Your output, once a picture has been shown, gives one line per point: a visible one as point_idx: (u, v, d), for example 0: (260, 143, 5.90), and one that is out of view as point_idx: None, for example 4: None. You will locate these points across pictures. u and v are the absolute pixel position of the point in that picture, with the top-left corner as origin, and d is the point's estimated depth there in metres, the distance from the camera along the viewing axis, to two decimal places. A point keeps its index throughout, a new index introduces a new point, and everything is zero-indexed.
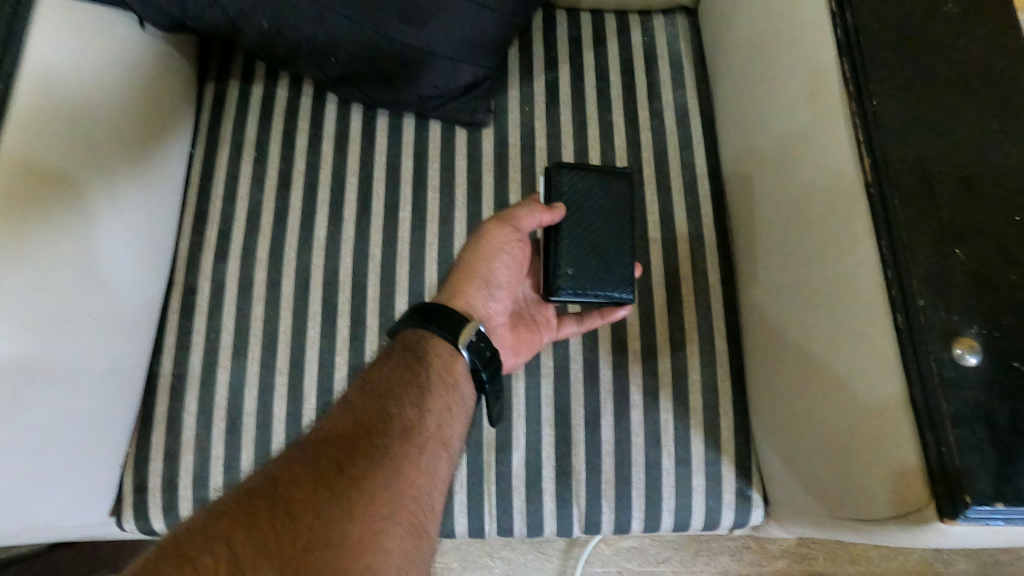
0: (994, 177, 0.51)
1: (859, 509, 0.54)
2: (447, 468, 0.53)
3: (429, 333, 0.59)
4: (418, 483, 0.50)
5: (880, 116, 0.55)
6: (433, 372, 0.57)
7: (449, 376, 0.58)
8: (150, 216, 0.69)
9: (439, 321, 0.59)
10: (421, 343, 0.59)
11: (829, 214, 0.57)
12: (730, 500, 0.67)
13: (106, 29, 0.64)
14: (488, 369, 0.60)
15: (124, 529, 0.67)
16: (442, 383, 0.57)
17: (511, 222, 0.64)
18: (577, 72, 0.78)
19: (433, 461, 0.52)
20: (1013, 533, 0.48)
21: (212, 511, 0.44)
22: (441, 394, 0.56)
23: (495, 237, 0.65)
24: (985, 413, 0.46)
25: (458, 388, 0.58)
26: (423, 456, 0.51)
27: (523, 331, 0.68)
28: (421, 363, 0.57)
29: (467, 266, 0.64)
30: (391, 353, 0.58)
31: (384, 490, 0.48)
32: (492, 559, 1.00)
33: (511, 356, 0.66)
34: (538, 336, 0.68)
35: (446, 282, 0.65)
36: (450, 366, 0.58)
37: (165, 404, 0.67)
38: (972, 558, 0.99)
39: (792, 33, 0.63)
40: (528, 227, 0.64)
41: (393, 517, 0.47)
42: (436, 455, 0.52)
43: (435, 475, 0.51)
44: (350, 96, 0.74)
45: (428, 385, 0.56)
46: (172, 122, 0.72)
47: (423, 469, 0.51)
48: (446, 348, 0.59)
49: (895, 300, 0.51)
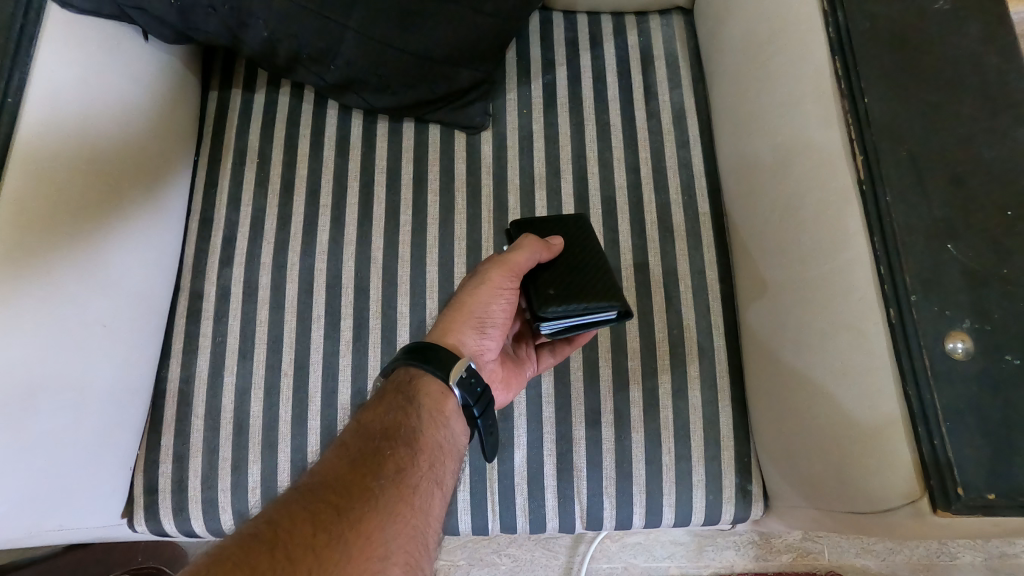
0: (985, 172, 0.52)
1: (856, 503, 0.54)
2: (441, 506, 0.52)
3: (420, 372, 0.59)
4: (415, 522, 0.49)
5: (871, 114, 0.55)
6: (423, 412, 0.57)
7: (440, 414, 0.57)
8: (157, 224, 0.70)
9: (430, 358, 0.59)
10: (411, 385, 0.58)
11: (822, 213, 0.58)
12: (730, 495, 0.67)
13: (110, 45, 0.65)
14: (480, 405, 0.59)
15: (136, 529, 0.69)
16: (432, 421, 0.56)
17: (508, 268, 0.60)
18: (575, 74, 0.79)
19: (427, 499, 0.51)
20: (1008, 524, 0.48)
21: (206, 558, 0.42)
22: (433, 433, 0.56)
23: (494, 284, 0.61)
24: (978, 404, 0.47)
25: (448, 427, 0.58)
26: (418, 495, 0.51)
27: (509, 365, 0.67)
28: (413, 404, 0.57)
29: (460, 304, 0.62)
30: (383, 396, 0.58)
31: (381, 530, 0.47)
32: (499, 556, 1.01)
33: (504, 391, 0.66)
34: (522, 370, 0.68)
35: (440, 318, 0.63)
36: (441, 405, 0.58)
37: (174, 408, 0.68)
38: (979, 551, 0.99)
39: (785, 32, 0.64)
40: (527, 267, 0.61)
41: (390, 557, 0.46)
42: (430, 493, 0.52)
43: (430, 513, 0.51)
44: (350, 101, 0.75)
45: (421, 426, 0.55)
46: (178, 134, 0.74)
47: (418, 508, 0.50)
48: (437, 388, 0.59)
49: (887, 296, 0.51)
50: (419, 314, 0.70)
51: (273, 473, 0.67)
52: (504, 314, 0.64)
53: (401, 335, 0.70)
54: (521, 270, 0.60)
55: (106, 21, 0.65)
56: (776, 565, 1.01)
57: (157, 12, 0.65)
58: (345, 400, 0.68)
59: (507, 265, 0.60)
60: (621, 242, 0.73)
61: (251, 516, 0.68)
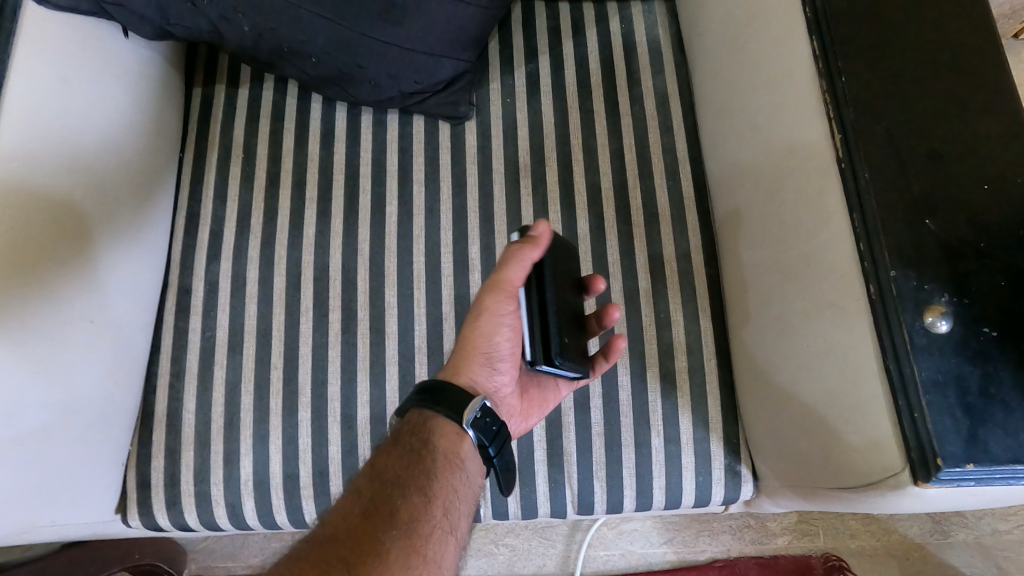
0: (960, 148, 0.52)
1: (840, 478, 0.55)
2: (454, 555, 0.51)
3: (433, 414, 0.56)
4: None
5: (848, 93, 0.56)
6: (439, 455, 0.55)
7: (457, 457, 0.56)
8: (143, 224, 0.71)
9: (445, 401, 0.56)
10: (424, 427, 0.56)
11: (803, 193, 0.59)
12: (720, 475, 0.68)
13: (90, 44, 0.65)
14: (495, 443, 0.58)
15: (130, 524, 0.69)
16: (448, 464, 0.54)
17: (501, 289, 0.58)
18: (558, 63, 0.79)
19: (440, 549, 0.50)
20: (988, 494, 0.49)
21: None
22: (448, 478, 0.54)
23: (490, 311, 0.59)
24: (957, 376, 0.47)
25: (464, 470, 0.56)
26: (431, 545, 0.49)
27: (529, 394, 0.66)
28: (429, 445, 0.55)
29: (466, 344, 0.60)
30: (398, 437, 0.56)
31: None
32: (497, 546, 1.01)
33: (522, 421, 0.65)
34: (546, 398, 0.67)
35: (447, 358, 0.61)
36: (457, 449, 0.56)
37: (165, 402, 0.69)
38: (971, 530, 1.00)
39: (767, 15, 0.64)
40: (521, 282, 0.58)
41: None
42: (443, 542, 0.50)
43: (442, 565, 0.49)
44: (334, 94, 0.75)
45: (436, 469, 0.54)
46: (160, 131, 0.74)
47: (431, 559, 0.49)
48: (452, 429, 0.56)
49: (868, 272, 0.52)
50: (407, 304, 0.71)
51: (265, 465, 0.67)
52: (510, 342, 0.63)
53: (390, 325, 0.70)
54: (512, 287, 0.58)
55: (86, 18, 0.65)
56: (772, 548, 1.01)
57: (138, 9, 0.65)
58: (335, 392, 0.68)
59: (502, 287, 0.58)
60: (607, 228, 0.73)
61: (244, 509, 0.68)
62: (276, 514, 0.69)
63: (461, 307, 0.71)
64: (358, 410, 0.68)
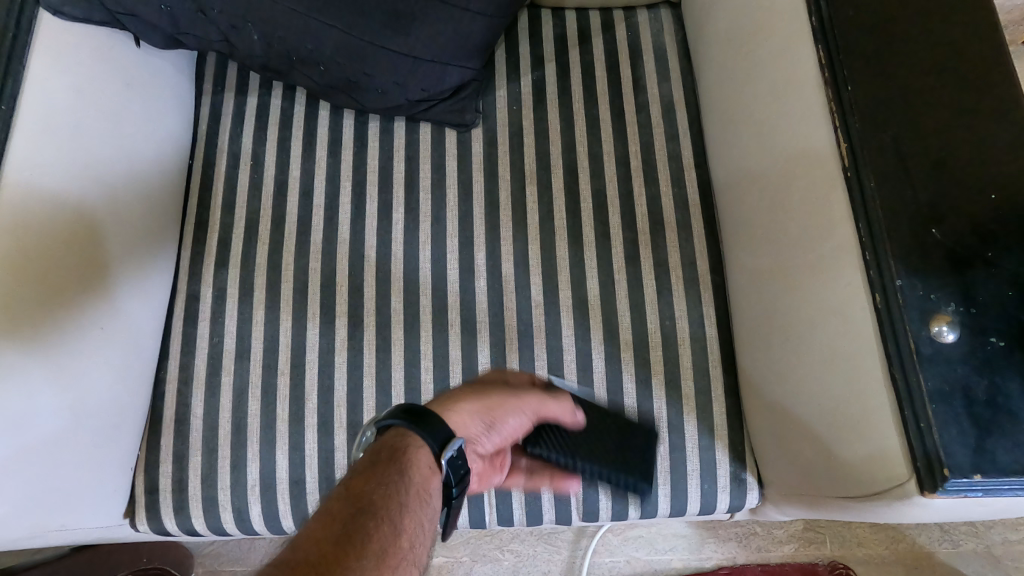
0: (967, 158, 0.52)
1: (846, 488, 0.55)
2: None
3: (415, 440, 0.52)
4: None
5: (855, 102, 0.56)
6: (413, 487, 0.49)
7: (427, 493, 0.50)
8: (152, 230, 0.71)
9: (430, 429, 0.52)
10: (402, 454, 0.51)
11: (809, 202, 0.59)
12: (725, 484, 0.68)
13: (104, 54, 0.66)
14: (459, 486, 0.54)
15: (138, 530, 0.69)
16: (419, 498, 0.49)
17: (544, 401, 0.62)
18: (564, 70, 0.80)
19: None
20: (995, 505, 0.48)
21: None
22: (416, 511, 0.48)
23: (520, 398, 0.60)
24: (963, 386, 0.47)
25: (431, 505, 0.50)
26: None
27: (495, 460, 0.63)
28: (404, 475, 0.49)
29: (481, 396, 0.58)
30: (374, 462, 0.50)
31: None
32: (502, 552, 1.01)
33: (478, 484, 0.61)
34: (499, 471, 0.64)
35: (442, 398, 0.57)
36: (427, 484, 0.50)
37: (173, 408, 0.69)
38: (981, 539, 1.00)
39: (772, 23, 0.64)
40: (557, 411, 0.63)
41: None
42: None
43: None
44: (341, 101, 0.76)
45: (409, 503, 0.48)
46: (169, 137, 0.74)
47: None
48: (426, 461, 0.52)
49: (874, 282, 0.52)
50: (413, 310, 0.71)
51: (271, 470, 0.68)
52: (521, 420, 0.61)
53: (396, 331, 0.70)
54: (550, 410, 0.63)
55: (99, 28, 0.66)
56: (778, 556, 1.01)
57: (148, 19, 0.66)
58: (341, 398, 0.69)
59: (546, 399, 0.62)
60: (613, 235, 0.73)
61: (251, 514, 0.68)
62: (282, 519, 0.69)
63: (466, 314, 0.71)
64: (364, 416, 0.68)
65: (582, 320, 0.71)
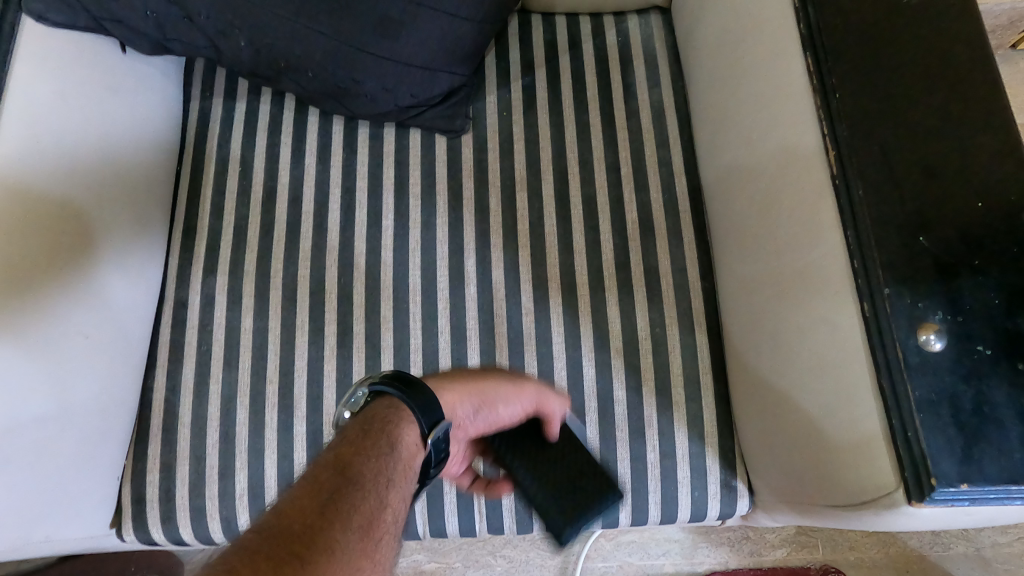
0: (955, 166, 0.52)
1: (835, 496, 0.55)
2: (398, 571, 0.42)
3: (406, 416, 0.51)
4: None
5: (843, 109, 0.56)
6: (399, 461, 0.47)
7: (410, 469, 0.48)
8: (139, 237, 0.71)
9: (422, 404, 0.52)
10: (390, 428, 0.49)
11: (798, 209, 0.59)
12: (715, 491, 0.68)
13: (89, 60, 0.66)
14: (438, 467, 0.53)
15: (125, 539, 0.69)
16: (404, 474, 0.47)
17: (540, 394, 0.62)
18: (554, 76, 0.80)
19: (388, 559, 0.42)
20: (982, 514, 0.48)
21: None
22: (402, 485, 0.46)
23: (516, 393, 0.61)
24: (951, 396, 0.47)
25: (413, 482, 0.48)
26: (382, 551, 0.41)
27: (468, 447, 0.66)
28: (392, 449, 0.48)
29: (476, 384, 0.59)
30: (362, 433, 0.48)
31: None
32: (494, 558, 1.01)
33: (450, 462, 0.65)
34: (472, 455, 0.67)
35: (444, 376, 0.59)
36: (411, 461, 0.49)
37: (160, 417, 0.68)
38: (971, 542, 1.00)
39: (762, 29, 0.64)
40: (553, 410, 0.63)
41: None
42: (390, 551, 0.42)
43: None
44: (330, 108, 0.75)
45: (395, 476, 0.46)
46: (157, 144, 0.74)
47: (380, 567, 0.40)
48: (413, 438, 0.50)
49: (862, 290, 0.52)
50: (402, 318, 0.71)
51: (260, 479, 0.67)
52: (512, 413, 0.62)
53: (385, 339, 0.70)
54: (546, 406, 0.63)
55: (84, 35, 0.65)
56: (770, 561, 1.01)
57: (134, 26, 0.65)
58: (330, 405, 0.68)
59: (546, 400, 0.63)
60: (603, 241, 0.73)
61: (239, 524, 0.68)
62: None
63: (456, 321, 0.71)
64: None
65: (573, 327, 0.70)
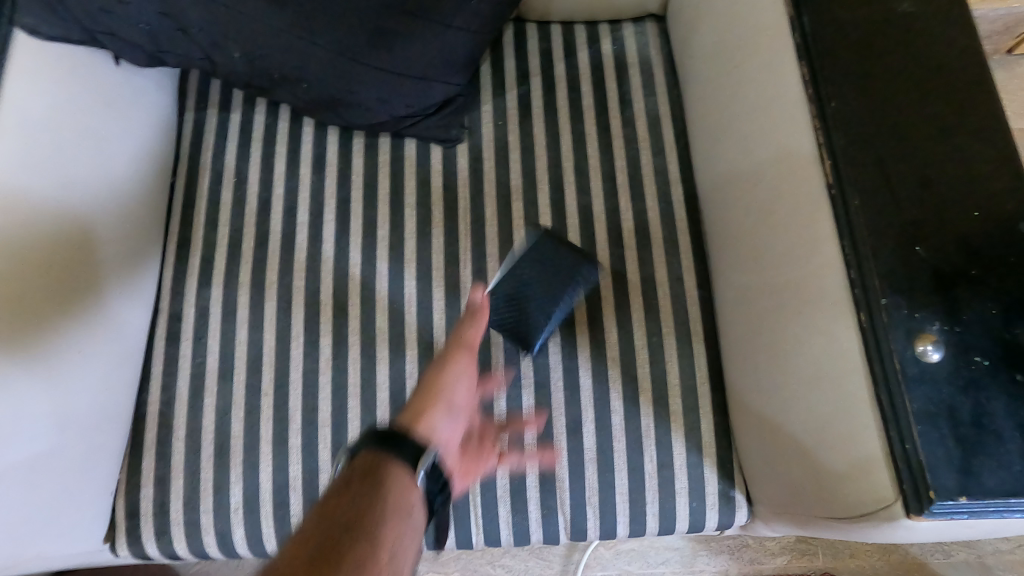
0: (951, 175, 0.52)
1: (833, 508, 0.54)
2: None
3: (389, 459, 0.53)
4: None
5: (838, 119, 0.56)
6: (388, 501, 0.49)
7: (404, 508, 0.50)
8: (131, 249, 0.71)
9: (402, 444, 0.53)
10: (376, 472, 0.51)
11: (794, 219, 0.58)
12: (713, 501, 0.67)
13: (81, 72, 0.66)
14: (443, 494, 0.55)
15: (118, 554, 0.68)
16: (396, 513, 0.49)
17: (467, 342, 0.64)
18: (550, 85, 0.79)
19: None
20: (981, 526, 0.48)
21: None
22: (396, 525, 0.48)
23: (459, 360, 0.63)
24: (949, 407, 0.47)
25: (411, 519, 0.50)
26: None
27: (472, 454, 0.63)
28: (379, 493, 0.49)
29: (427, 382, 0.61)
30: (348, 483, 0.50)
31: None
32: (493, 567, 1.00)
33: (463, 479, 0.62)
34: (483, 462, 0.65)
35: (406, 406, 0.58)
36: (405, 500, 0.51)
37: (154, 431, 0.68)
38: (972, 549, 0.99)
39: (757, 39, 0.64)
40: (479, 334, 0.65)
41: None
42: None
43: None
44: (325, 118, 0.75)
45: (386, 517, 0.48)
46: (148, 156, 0.73)
47: None
48: (403, 479, 0.52)
49: (858, 300, 0.52)
50: (398, 329, 0.70)
51: (255, 492, 0.67)
52: (467, 390, 0.63)
53: (381, 350, 0.70)
54: (474, 340, 0.65)
55: (76, 47, 0.65)
56: (770, 568, 1.00)
57: (128, 37, 0.65)
58: (326, 418, 0.68)
59: (469, 337, 0.64)
60: (599, 250, 0.73)
61: (234, 537, 0.67)
62: (266, 542, 0.68)
63: (451, 332, 0.70)
64: (349, 437, 0.68)
65: (569, 337, 0.70)
